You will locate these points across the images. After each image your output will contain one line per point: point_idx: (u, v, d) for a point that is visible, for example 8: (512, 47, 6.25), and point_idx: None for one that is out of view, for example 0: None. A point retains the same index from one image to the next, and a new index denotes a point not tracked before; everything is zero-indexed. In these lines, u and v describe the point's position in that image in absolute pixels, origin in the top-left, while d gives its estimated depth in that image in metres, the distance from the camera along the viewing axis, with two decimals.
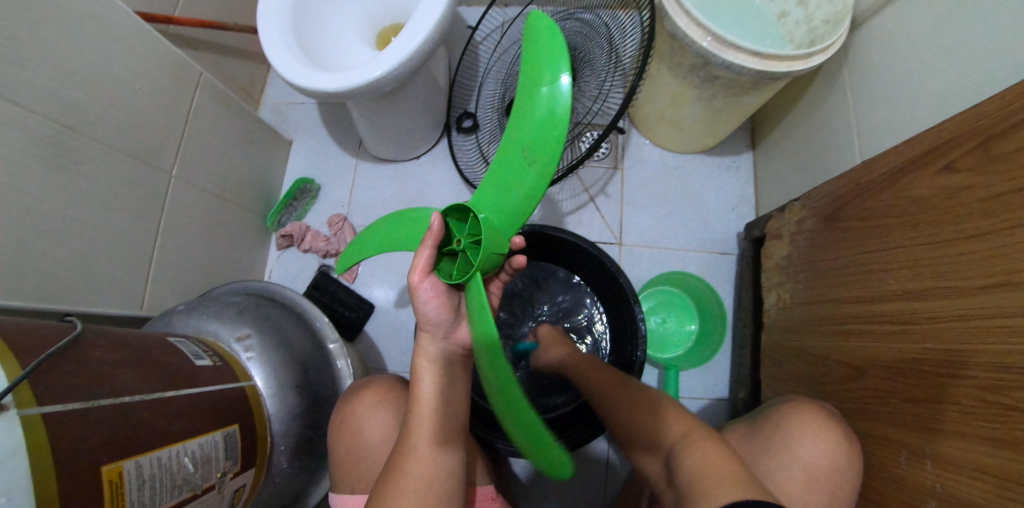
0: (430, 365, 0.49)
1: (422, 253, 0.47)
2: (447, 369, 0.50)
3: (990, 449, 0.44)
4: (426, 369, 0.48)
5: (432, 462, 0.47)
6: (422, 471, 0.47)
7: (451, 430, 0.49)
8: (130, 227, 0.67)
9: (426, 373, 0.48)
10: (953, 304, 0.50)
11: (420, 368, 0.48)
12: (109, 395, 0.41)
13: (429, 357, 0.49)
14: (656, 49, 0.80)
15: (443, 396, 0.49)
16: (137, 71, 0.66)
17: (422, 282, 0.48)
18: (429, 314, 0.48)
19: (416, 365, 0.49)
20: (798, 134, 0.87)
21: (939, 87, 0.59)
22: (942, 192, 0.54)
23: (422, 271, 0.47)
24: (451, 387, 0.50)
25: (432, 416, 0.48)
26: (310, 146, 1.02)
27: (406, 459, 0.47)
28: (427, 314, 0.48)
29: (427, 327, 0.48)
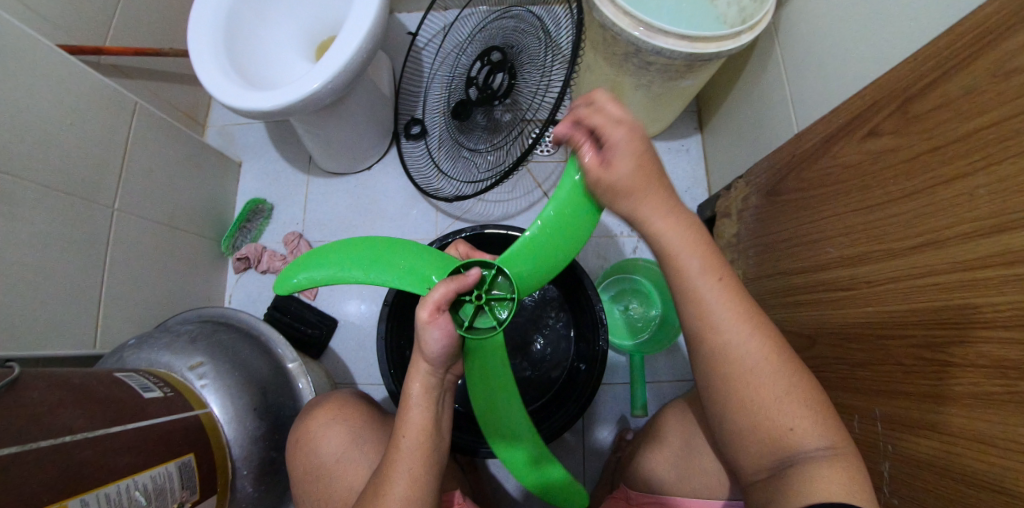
0: (420, 388, 0.47)
1: (439, 291, 0.42)
2: (436, 394, 0.48)
3: (933, 404, 0.46)
4: (417, 395, 0.47)
5: (415, 484, 0.46)
6: (403, 494, 0.45)
7: (435, 450, 0.48)
8: (73, 264, 0.66)
9: (417, 397, 0.47)
10: (888, 266, 0.51)
11: (412, 392, 0.47)
12: (48, 436, 0.41)
13: (423, 383, 0.47)
14: (591, 39, 0.80)
15: (431, 419, 0.48)
16: (68, 106, 0.65)
17: (434, 321, 0.43)
18: (431, 349, 0.44)
19: (408, 389, 0.48)
20: (739, 112, 0.88)
21: (859, 54, 0.60)
22: (869, 157, 0.55)
23: (432, 310, 0.42)
24: (439, 412, 0.49)
25: (422, 439, 0.47)
26: (259, 165, 1.01)
27: (391, 483, 0.46)
28: (433, 349, 0.44)
29: (428, 359, 0.46)
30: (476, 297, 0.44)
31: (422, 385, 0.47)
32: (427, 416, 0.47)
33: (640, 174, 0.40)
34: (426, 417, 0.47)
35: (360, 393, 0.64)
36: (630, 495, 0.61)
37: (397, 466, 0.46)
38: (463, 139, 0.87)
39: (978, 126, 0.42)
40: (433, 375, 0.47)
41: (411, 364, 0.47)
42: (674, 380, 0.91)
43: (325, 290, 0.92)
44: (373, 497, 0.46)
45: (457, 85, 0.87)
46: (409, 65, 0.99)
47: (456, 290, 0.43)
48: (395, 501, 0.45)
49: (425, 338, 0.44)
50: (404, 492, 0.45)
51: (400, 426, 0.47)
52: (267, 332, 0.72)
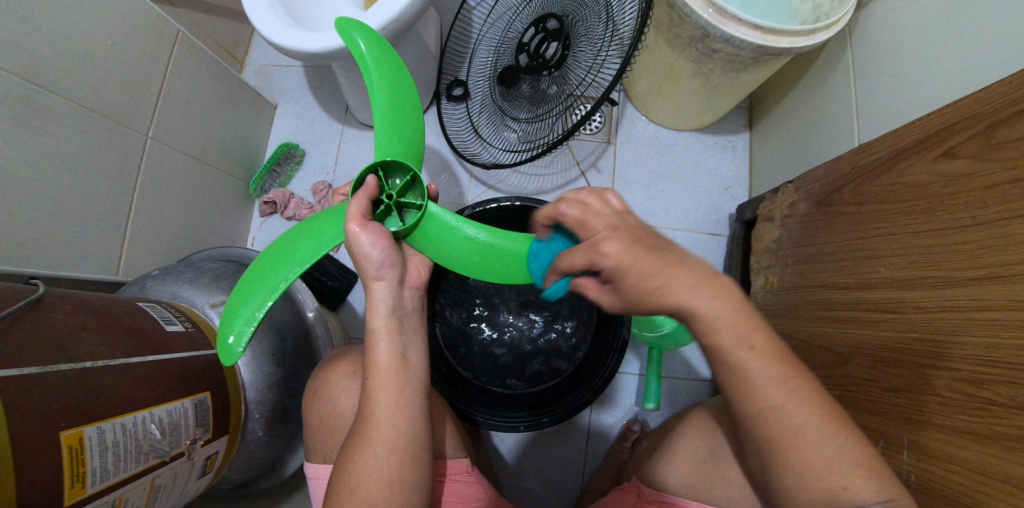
0: (383, 319, 0.44)
1: (356, 203, 0.44)
2: (400, 324, 0.45)
3: (968, 442, 0.44)
4: (381, 328, 0.44)
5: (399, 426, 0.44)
6: (382, 439, 0.44)
7: (413, 394, 0.45)
8: (103, 188, 0.65)
9: (381, 331, 0.44)
10: (942, 294, 0.49)
11: (375, 324, 0.44)
12: (69, 360, 0.41)
13: (384, 309, 0.45)
14: (655, 18, 0.76)
15: (399, 355, 0.45)
16: (110, 26, 0.63)
17: (365, 231, 0.44)
18: (375, 260, 0.44)
19: (370, 324, 0.45)
20: (796, 114, 0.84)
21: (945, 67, 0.56)
22: (940, 178, 0.52)
23: (360, 223, 0.44)
24: (408, 347, 0.46)
25: (392, 378, 0.44)
26: (294, 110, 0.98)
27: (371, 428, 0.44)
28: (376, 260, 0.44)
29: (378, 274, 0.44)
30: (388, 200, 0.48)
31: (384, 314, 0.44)
32: (394, 353, 0.44)
33: (648, 271, 0.37)
34: (392, 354, 0.44)
35: None
36: (639, 489, 0.61)
37: (375, 413, 0.44)
38: (506, 107, 0.85)
39: None
40: (391, 292, 0.45)
41: (368, 292, 0.45)
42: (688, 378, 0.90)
43: None
44: (353, 440, 0.45)
45: (507, 50, 0.83)
46: (458, 25, 0.93)
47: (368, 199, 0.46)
48: (378, 445, 0.44)
49: (362, 251, 0.44)
50: (384, 436, 0.44)
51: (368, 368, 0.45)
52: None
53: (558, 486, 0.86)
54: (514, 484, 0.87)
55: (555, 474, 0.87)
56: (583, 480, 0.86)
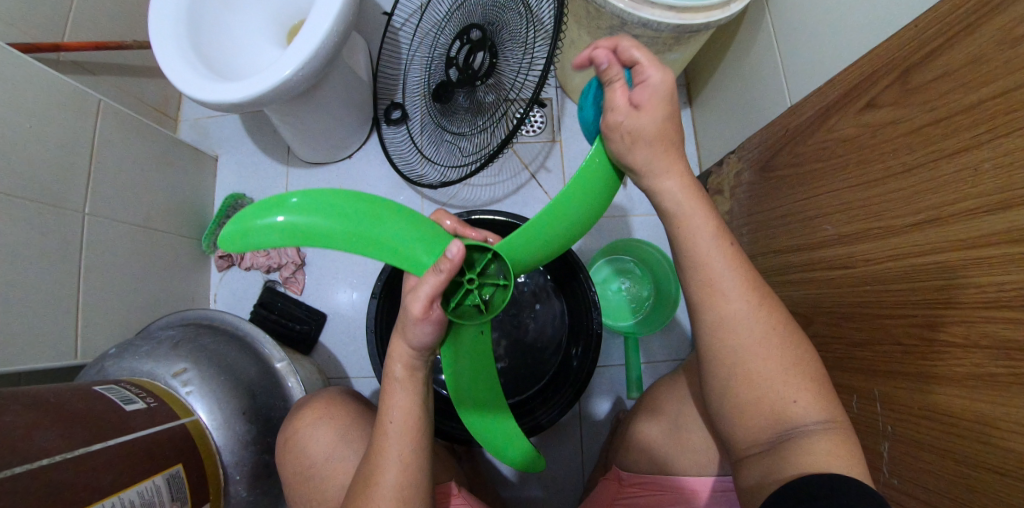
0: (403, 368, 0.47)
1: (429, 284, 0.40)
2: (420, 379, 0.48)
3: (934, 385, 0.44)
4: (400, 376, 0.47)
5: (404, 471, 0.46)
6: (393, 481, 0.45)
7: (424, 435, 0.48)
8: (45, 274, 0.64)
9: (400, 378, 0.47)
10: (887, 244, 0.50)
11: (394, 372, 0.47)
12: (24, 461, 0.40)
13: (406, 362, 0.47)
14: (574, 13, 0.76)
15: (416, 400, 0.48)
16: (27, 110, 0.62)
17: (427, 316, 0.41)
18: (422, 337, 0.44)
19: (388, 373, 0.47)
20: (728, 84, 0.85)
21: (853, 21, 0.57)
22: (868, 129, 0.53)
23: (426, 304, 0.40)
24: (425, 392, 0.49)
25: (406, 422, 0.47)
26: (236, 159, 0.97)
27: (380, 470, 0.46)
28: (422, 338, 0.44)
29: (416, 345, 0.45)
30: (470, 281, 0.43)
31: (403, 366, 0.47)
32: (410, 408, 0.47)
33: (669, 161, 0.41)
34: (409, 400, 0.47)
35: (351, 390, 0.64)
36: (619, 475, 0.62)
37: (387, 452, 0.46)
38: (446, 123, 0.85)
39: (982, 96, 0.40)
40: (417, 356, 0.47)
41: (393, 347, 0.47)
42: (666, 360, 0.90)
43: (312, 285, 0.91)
44: (362, 487, 0.46)
45: (438, 66, 0.83)
46: (387, 47, 0.94)
47: (445, 277, 0.40)
48: (386, 490, 0.45)
49: (413, 329, 0.42)
50: (393, 478, 0.45)
51: (384, 410, 0.47)
52: (252, 332, 0.71)
53: (559, 488, 0.87)
54: (515, 494, 0.87)
55: (553, 479, 0.87)
56: (583, 479, 0.87)
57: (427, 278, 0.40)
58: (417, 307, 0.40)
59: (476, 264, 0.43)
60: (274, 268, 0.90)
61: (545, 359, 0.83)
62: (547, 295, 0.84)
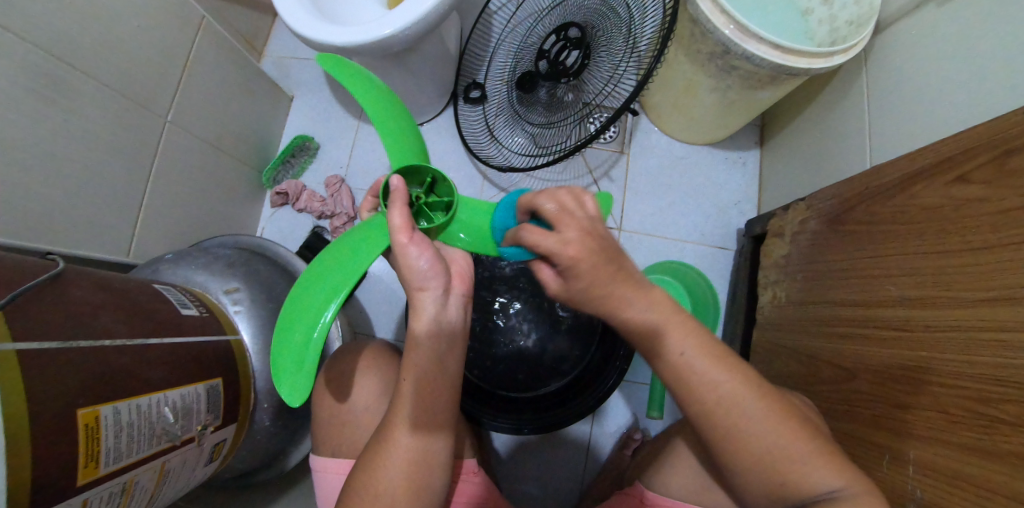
0: (425, 328, 0.45)
1: (396, 213, 0.41)
2: (443, 335, 0.46)
3: (976, 459, 0.44)
4: (426, 338, 0.45)
5: (417, 433, 0.47)
6: (405, 443, 0.47)
7: (439, 408, 0.48)
8: (120, 169, 0.64)
9: (424, 340, 0.45)
10: (951, 313, 0.50)
11: (418, 333, 0.45)
12: (88, 337, 0.40)
13: (427, 317, 0.44)
14: (677, 33, 0.78)
15: (436, 365, 0.47)
16: (138, 9, 0.63)
17: (412, 241, 0.41)
18: (421, 270, 0.42)
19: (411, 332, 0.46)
20: (807, 134, 0.86)
21: (956, 97, 0.58)
22: (951, 203, 0.53)
23: (407, 229, 0.42)
24: (446, 355, 0.47)
25: (424, 382, 0.47)
26: (311, 103, 0.99)
27: (393, 427, 0.47)
28: (421, 271, 0.42)
29: (421, 285, 0.43)
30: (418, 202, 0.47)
31: (428, 325, 0.45)
32: (431, 375, 0.46)
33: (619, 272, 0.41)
34: (430, 359, 0.46)
35: (394, 345, 0.64)
36: (643, 492, 0.62)
37: (402, 415, 0.47)
38: (523, 111, 0.86)
39: None
40: (436, 303, 0.44)
41: (412, 303, 0.45)
42: None
43: None
44: (375, 443, 0.48)
45: (527, 56, 0.84)
46: (479, 27, 0.95)
47: (405, 205, 0.42)
48: (396, 450, 0.47)
49: (409, 261, 0.42)
50: (407, 441, 0.47)
51: (406, 368, 0.47)
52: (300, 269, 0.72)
53: (557, 490, 0.86)
54: (514, 488, 0.86)
55: (554, 481, 0.87)
56: (580, 487, 0.86)
57: (391, 211, 0.42)
58: (398, 226, 0.41)
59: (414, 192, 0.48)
60: (325, 215, 0.91)
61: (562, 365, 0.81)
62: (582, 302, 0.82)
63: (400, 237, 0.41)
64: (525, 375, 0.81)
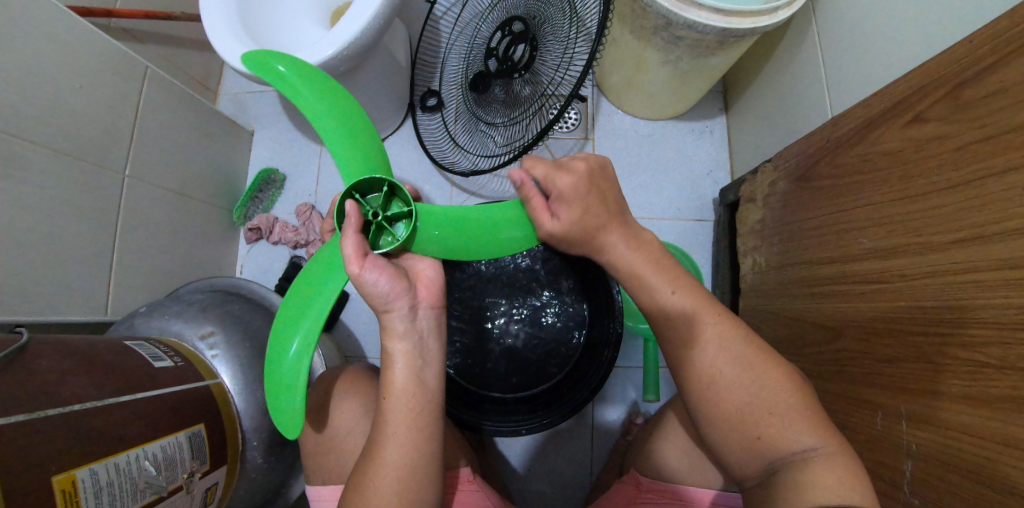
0: (399, 344, 0.47)
1: (348, 243, 0.43)
2: (416, 348, 0.47)
3: (965, 407, 0.43)
4: (399, 353, 0.47)
5: (405, 448, 0.46)
6: (394, 458, 0.46)
7: (426, 416, 0.48)
8: (84, 231, 0.65)
9: (399, 355, 0.47)
10: (924, 260, 0.48)
11: (392, 350, 0.47)
12: (57, 405, 0.41)
13: (399, 335, 0.47)
14: (619, 11, 0.77)
15: (417, 377, 0.47)
16: (77, 70, 0.63)
17: (366, 269, 0.43)
18: (382, 293, 0.45)
19: (387, 348, 0.47)
20: (768, 93, 0.84)
21: (906, 34, 0.56)
22: (912, 144, 0.51)
23: (358, 259, 0.43)
24: (424, 367, 0.48)
25: (408, 399, 0.47)
26: (272, 135, 0.99)
27: (382, 448, 0.46)
28: (382, 294, 0.45)
29: (386, 306, 0.45)
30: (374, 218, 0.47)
31: (402, 340, 0.47)
32: (411, 384, 0.47)
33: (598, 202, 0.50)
34: (409, 375, 0.47)
35: (373, 367, 0.65)
36: (637, 479, 0.61)
37: (388, 432, 0.47)
38: (481, 113, 0.86)
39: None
40: (404, 320, 0.46)
41: (382, 323, 0.47)
42: None
43: None
44: (366, 461, 0.47)
45: (476, 56, 0.84)
46: (426, 34, 0.94)
47: (358, 232, 0.44)
48: (387, 466, 0.46)
49: (369, 288, 0.44)
50: (398, 460, 0.46)
51: (385, 388, 0.47)
52: (277, 304, 0.73)
53: (566, 484, 0.86)
54: (522, 488, 0.86)
55: (561, 476, 0.87)
56: (589, 478, 0.86)
57: (344, 239, 0.43)
58: (346, 254, 0.42)
59: (373, 204, 0.48)
60: (300, 244, 0.91)
61: (546, 359, 0.80)
62: (562, 297, 0.81)
63: (353, 267, 0.43)
64: (508, 373, 0.81)
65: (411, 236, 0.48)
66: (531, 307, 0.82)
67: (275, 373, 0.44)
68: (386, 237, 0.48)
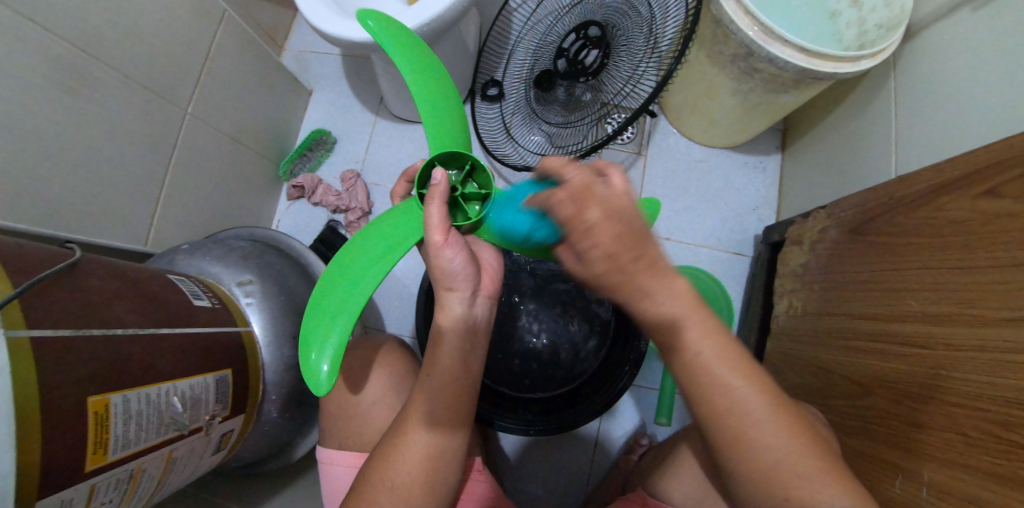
0: (453, 324, 0.46)
1: (434, 213, 0.41)
2: (468, 332, 0.47)
3: (988, 484, 0.42)
4: (451, 333, 0.46)
5: (439, 429, 0.47)
6: (426, 434, 0.46)
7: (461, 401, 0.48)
8: (140, 159, 0.66)
9: (450, 335, 0.47)
10: (973, 331, 0.48)
11: (444, 328, 0.46)
12: (100, 326, 0.41)
13: (455, 317, 0.46)
14: (699, 34, 0.76)
15: (462, 361, 0.47)
16: (158, 1, 0.63)
17: (447, 243, 0.42)
18: (451, 271, 0.44)
19: (440, 325, 0.47)
20: (831, 140, 0.84)
21: (991, 104, 0.55)
22: (980, 216, 0.50)
23: (443, 232, 0.42)
24: (470, 353, 0.48)
25: (450, 380, 0.47)
26: (329, 98, 1.00)
27: (416, 421, 0.47)
28: (452, 272, 0.44)
29: (450, 285, 0.45)
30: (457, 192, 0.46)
31: (456, 321, 0.46)
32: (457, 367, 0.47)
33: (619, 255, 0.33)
34: (454, 358, 0.47)
35: (402, 343, 0.65)
36: (645, 500, 0.61)
37: (425, 409, 0.47)
38: (540, 110, 0.86)
39: None
40: (463, 303, 0.46)
41: (440, 301, 0.46)
42: None
43: None
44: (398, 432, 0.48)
45: (545, 54, 0.83)
46: (498, 24, 0.94)
47: (445, 204, 0.42)
48: (418, 442, 0.46)
49: (443, 263, 0.43)
50: (422, 438, 0.46)
51: (430, 363, 0.47)
52: (312, 263, 0.73)
53: (561, 492, 0.86)
54: (517, 487, 0.86)
55: (558, 483, 0.86)
56: (585, 490, 0.86)
57: (429, 210, 0.42)
58: (430, 221, 0.41)
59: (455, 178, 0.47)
60: (341, 209, 0.92)
61: (559, 364, 0.80)
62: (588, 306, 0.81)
63: (434, 238, 0.42)
64: (519, 370, 0.80)
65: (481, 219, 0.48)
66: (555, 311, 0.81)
67: (322, 325, 0.44)
68: (460, 214, 0.48)
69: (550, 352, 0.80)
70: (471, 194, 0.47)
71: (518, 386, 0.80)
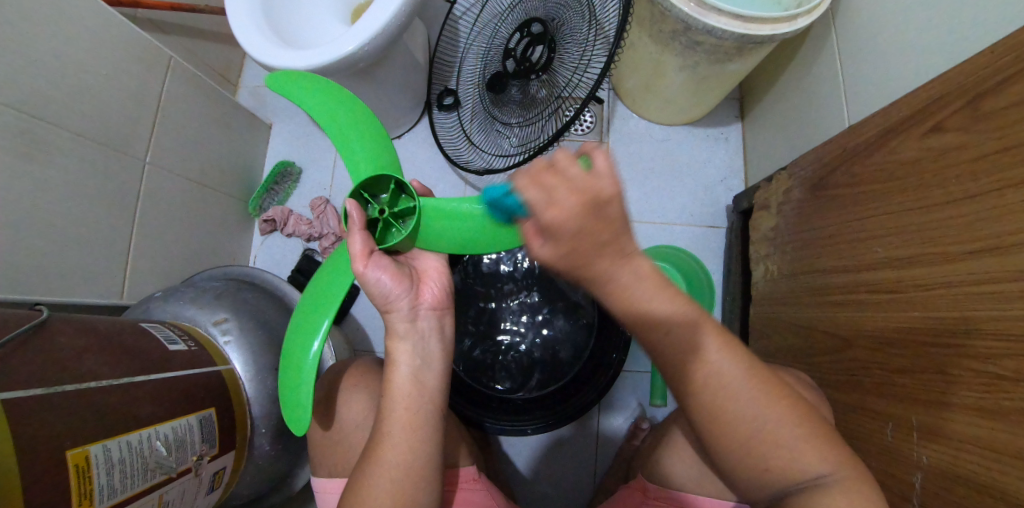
0: (402, 346, 0.47)
1: (355, 242, 0.44)
2: (422, 349, 0.48)
3: (975, 419, 0.42)
4: (403, 352, 0.47)
5: (409, 448, 0.46)
6: (396, 458, 0.45)
7: (426, 415, 0.47)
8: (103, 214, 0.66)
9: (401, 354, 0.47)
10: (942, 270, 0.47)
11: (395, 350, 0.47)
12: (74, 381, 0.41)
13: (402, 336, 0.47)
14: (638, 16, 0.77)
15: (419, 376, 0.48)
16: (104, 57, 0.64)
17: (370, 266, 0.45)
18: (383, 290, 0.46)
19: (392, 349, 0.48)
20: (785, 101, 0.84)
21: (926, 44, 0.56)
22: (930, 154, 0.51)
23: (365, 257, 0.45)
24: (428, 367, 0.49)
25: (408, 398, 0.47)
26: (289, 129, 1.01)
27: (382, 445, 0.46)
28: (386, 291, 0.46)
29: (388, 305, 0.47)
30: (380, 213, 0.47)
31: (405, 340, 0.47)
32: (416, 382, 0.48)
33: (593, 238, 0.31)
34: (411, 374, 0.48)
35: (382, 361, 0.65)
36: (645, 485, 0.61)
37: (389, 433, 0.46)
38: (497, 112, 0.86)
39: None
40: (406, 320, 0.47)
41: (387, 324, 0.48)
42: None
43: None
44: (367, 459, 0.46)
45: (495, 56, 0.84)
46: (445, 34, 0.95)
47: (364, 230, 0.45)
48: (386, 466, 0.45)
49: (373, 285, 0.45)
50: (394, 456, 0.45)
51: (387, 385, 0.47)
52: (290, 294, 0.74)
53: (568, 487, 0.86)
54: (524, 489, 0.86)
55: (564, 479, 0.86)
56: (591, 482, 0.86)
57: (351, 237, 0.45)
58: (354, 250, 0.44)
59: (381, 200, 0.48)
60: (314, 237, 0.92)
61: (550, 360, 0.80)
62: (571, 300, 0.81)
63: (362, 267, 0.44)
64: (511, 371, 0.81)
65: (414, 231, 0.47)
66: (539, 308, 0.82)
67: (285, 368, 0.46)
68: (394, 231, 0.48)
69: (540, 350, 0.81)
70: (399, 210, 0.47)
71: (511, 388, 0.80)
